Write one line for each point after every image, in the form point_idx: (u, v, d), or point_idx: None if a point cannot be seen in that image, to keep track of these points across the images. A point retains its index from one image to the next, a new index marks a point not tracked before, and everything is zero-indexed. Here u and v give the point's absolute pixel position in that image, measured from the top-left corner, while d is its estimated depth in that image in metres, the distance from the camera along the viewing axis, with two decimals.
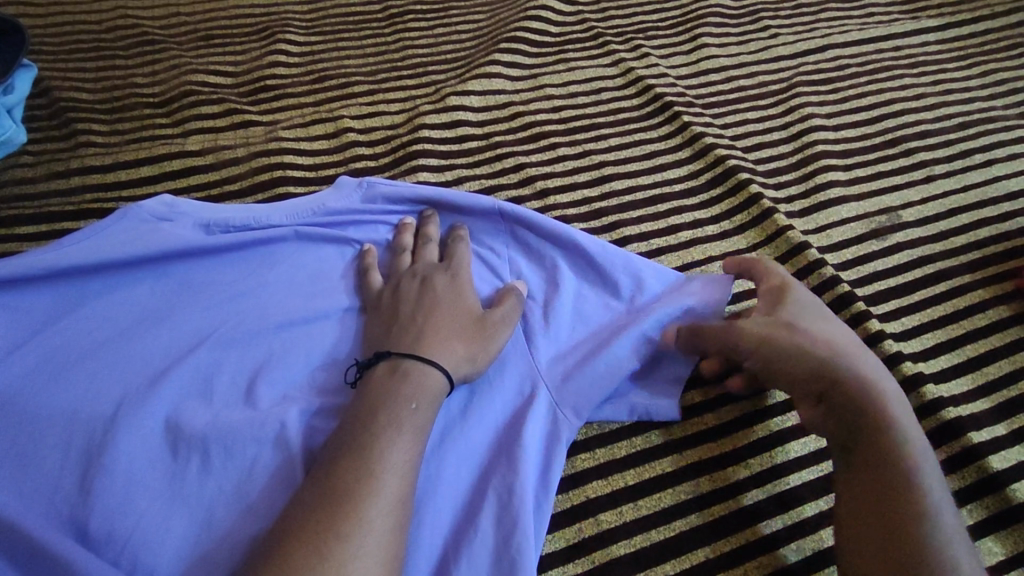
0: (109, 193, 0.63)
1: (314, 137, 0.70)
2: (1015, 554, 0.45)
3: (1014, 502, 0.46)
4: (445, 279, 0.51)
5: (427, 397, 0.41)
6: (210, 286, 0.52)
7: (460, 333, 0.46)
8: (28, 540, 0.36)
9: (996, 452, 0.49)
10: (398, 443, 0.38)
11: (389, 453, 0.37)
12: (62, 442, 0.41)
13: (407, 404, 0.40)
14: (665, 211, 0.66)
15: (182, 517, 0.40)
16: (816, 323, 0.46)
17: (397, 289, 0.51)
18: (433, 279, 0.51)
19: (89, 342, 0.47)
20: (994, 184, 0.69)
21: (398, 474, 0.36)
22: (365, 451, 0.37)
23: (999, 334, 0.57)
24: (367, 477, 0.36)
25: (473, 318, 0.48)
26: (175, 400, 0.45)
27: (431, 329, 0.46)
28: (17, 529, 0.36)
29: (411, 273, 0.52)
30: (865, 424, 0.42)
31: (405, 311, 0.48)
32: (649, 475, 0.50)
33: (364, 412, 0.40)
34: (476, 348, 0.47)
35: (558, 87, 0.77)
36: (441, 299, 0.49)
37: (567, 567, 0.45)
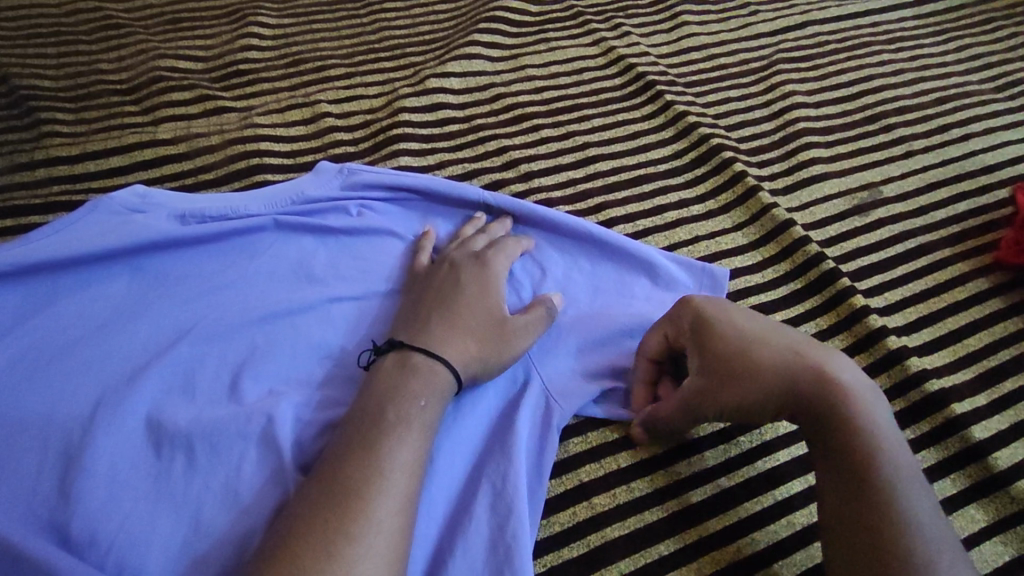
0: (78, 185, 0.61)
1: (290, 123, 0.68)
2: (998, 521, 0.46)
3: (995, 470, 0.48)
4: (476, 272, 0.50)
5: (434, 392, 0.41)
6: (186, 279, 0.51)
7: (475, 331, 0.46)
8: (7, 548, 0.35)
9: (977, 423, 0.50)
10: (408, 440, 0.37)
11: (395, 454, 0.36)
12: (38, 444, 0.40)
13: (413, 399, 0.40)
14: (651, 191, 0.65)
15: (170, 517, 0.39)
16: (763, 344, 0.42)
17: (435, 274, 0.50)
18: (464, 269, 0.50)
19: (62, 341, 0.46)
20: (971, 158, 0.70)
21: (407, 473, 0.36)
22: (372, 454, 0.36)
23: (978, 306, 0.58)
24: (376, 476, 0.35)
25: (493, 316, 0.47)
26: (155, 397, 0.44)
27: (448, 320, 0.45)
28: None
29: (447, 261, 0.51)
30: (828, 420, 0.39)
31: (429, 300, 0.47)
32: (641, 457, 0.50)
33: (369, 411, 0.39)
34: (489, 348, 0.46)
35: (539, 67, 0.76)
36: (465, 292, 0.48)
37: (562, 551, 0.45)
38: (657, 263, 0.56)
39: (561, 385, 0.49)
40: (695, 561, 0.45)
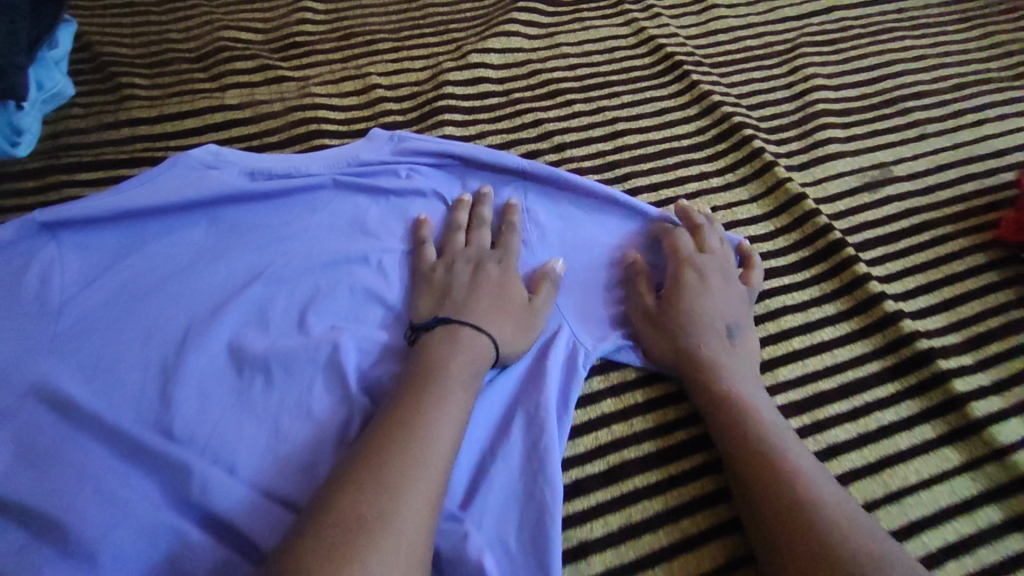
0: (158, 143, 0.67)
1: (344, 94, 0.74)
2: (968, 461, 0.51)
3: (972, 418, 0.53)
4: (494, 266, 0.55)
5: (473, 366, 0.46)
6: (255, 228, 0.58)
7: (505, 317, 0.51)
8: (126, 438, 0.44)
9: (961, 378, 0.55)
10: (448, 400, 0.43)
11: (443, 412, 0.42)
12: (141, 360, 0.48)
13: (456, 368, 0.45)
14: (675, 163, 0.70)
15: (255, 424, 0.46)
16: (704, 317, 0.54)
17: (452, 268, 0.54)
18: (483, 264, 0.55)
19: (154, 278, 0.53)
20: (982, 143, 0.73)
21: (449, 425, 0.42)
22: (425, 412, 0.41)
23: (974, 278, 0.62)
24: (420, 427, 0.40)
25: (515, 305, 0.53)
26: (235, 327, 0.51)
27: (483, 306, 0.51)
28: (118, 430, 0.44)
29: (463, 258, 0.55)
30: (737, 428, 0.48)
31: (457, 291, 0.52)
32: (656, 394, 0.55)
33: (419, 375, 0.44)
34: (519, 332, 0.52)
35: (573, 45, 0.81)
36: (491, 284, 0.53)
37: (582, 467, 0.51)
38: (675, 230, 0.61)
39: (584, 335, 0.56)
40: (699, 482, 0.51)
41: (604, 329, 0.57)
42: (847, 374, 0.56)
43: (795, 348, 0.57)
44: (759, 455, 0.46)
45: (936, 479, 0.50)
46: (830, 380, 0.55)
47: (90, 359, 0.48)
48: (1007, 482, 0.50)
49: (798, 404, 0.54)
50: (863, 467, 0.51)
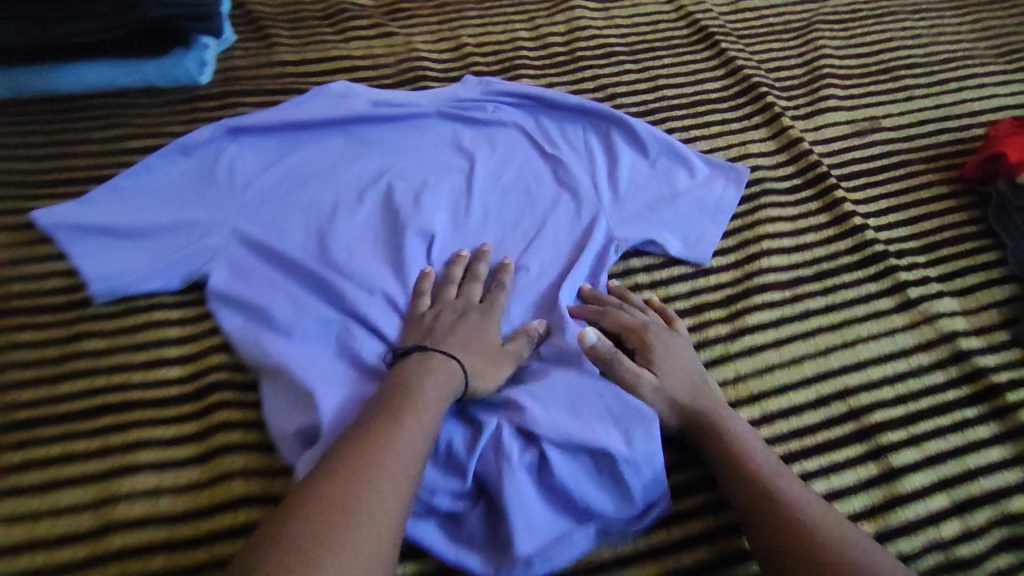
0: (302, 80, 0.84)
1: (440, 51, 0.90)
2: (908, 324, 0.66)
3: (910, 296, 0.68)
4: (477, 316, 0.60)
5: (443, 393, 0.51)
6: (379, 142, 0.77)
7: (477, 354, 0.56)
8: (301, 269, 0.64)
9: (906, 270, 0.70)
10: (471, 297, 0.62)
11: (400, 433, 0.47)
12: (306, 223, 0.68)
13: (425, 391, 0.50)
14: (703, 111, 0.84)
15: (386, 267, 0.65)
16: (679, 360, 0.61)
17: (439, 312, 0.60)
18: (468, 314, 0.60)
19: (309, 171, 0.73)
20: (959, 106, 0.86)
21: (477, 309, 0.61)
22: (384, 431, 0.46)
23: (936, 202, 0.77)
24: (455, 311, 0.60)
25: (488, 347, 0.58)
26: (369, 206, 0.70)
27: (460, 342, 0.57)
28: (295, 264, 0.64)
29: (450, 305, 0.61)
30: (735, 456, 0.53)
31: (439, 331, 0.58)
32: (677, 271, 0.70)
33: (393, 395, 0.50)
34: (488, 369, 0.56)
35: (624, 17, 0.96)
36: (471, 331, 0.58)
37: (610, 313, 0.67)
38: (693, 158, 0.76)
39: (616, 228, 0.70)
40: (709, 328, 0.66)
41: (634, 222, 0.70)
42: (819, 267, 0.70)
43: (781, 243, 0.72)
44: (762, 484, 0.51)
45: (879, 335, 0.65)
46: (808, 268, 0.70)
47: (270, 220, 0.68)
48: (934, 339, 0.65)
49: (781, 281, 0.69)
50: (827, 325, 0.66)
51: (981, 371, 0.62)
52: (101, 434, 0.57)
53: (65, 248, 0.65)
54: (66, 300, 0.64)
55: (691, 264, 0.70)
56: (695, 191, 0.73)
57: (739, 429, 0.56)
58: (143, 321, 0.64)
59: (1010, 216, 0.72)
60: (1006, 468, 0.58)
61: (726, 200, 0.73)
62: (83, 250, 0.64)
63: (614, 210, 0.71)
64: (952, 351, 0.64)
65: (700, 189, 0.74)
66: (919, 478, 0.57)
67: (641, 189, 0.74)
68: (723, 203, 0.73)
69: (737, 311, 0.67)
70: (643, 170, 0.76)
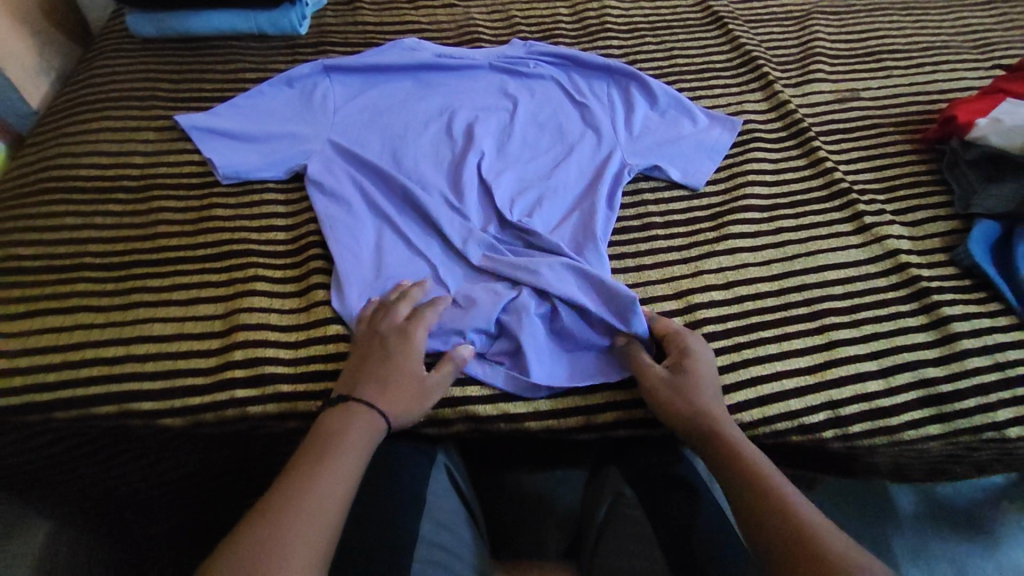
0: (378, 36, 1.02)
1: (493, 20, 1.07)
2: (862, 243, 0.81)
3: (866, 223, 0.83)
4: (404, 343, 0.62)
5: (364, 437, 0.56)
6: (439, 87, 0.94)
7: (399, 386, 0.60)
8: (377, 173, 0.81)
9: (866, 203, 0.85)
10: (399, 334, 0.63)
11: (325, 475, 0.53)
12: (381, 142, 0.85)
13: (347, 438, 0.56)
14: (709, 77, 1.01)
15: (443, 178, 0.82)
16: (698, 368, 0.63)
17: (370, 343, 0.63)
18: (395, 341, 0.62)
19: (383, 104, 0.90)
20: (932, 85, 1.02)
21: (401, 345, 0.62)
22: (305, 479, 0.52)
23: (900, 158, 0.92)
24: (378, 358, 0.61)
25: (409, 388, 0.60)
26: (431, 134, 0.87)
27: (382, 377, 0.60)
28: (372, 168, 0.81)
29: (379, 333, 0.63)
30: (732, 453, 0.56)
31: (367, 363, 0.61)
32: (677, 194, 0.85)
33: (319, 446, 0.55)
34: (409, 400, 0.60)
35: (649, 1, 1.13)
36: (394, 361, 0.61)
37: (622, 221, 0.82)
38: (695, 111, 0.92)
39: (628, 159, 0.86)
40: (698, 238, 0.81)
41: (644, 157, 0.87)
42: (795, 197, 0.86)
43: (764, 177, 0.87)
44: (759, 482, 0.53)
45: (837, 248, 0.81)
46: (784, 198, 0.85)
47: (353, 138, 0.85)
48: (881, 254, 0.80)
49: (762, 206, 0.84)
50: (794, 241, 0.81)
51: (918, 278, 0.78)
52: (227, 271, 0.72)
53: (199, 144, 0.83)
54: (199, 180, 0.81)
55: (688, 190, 0.86)
56: (696, 137, 0.90)
57: (736, 432, 0.59)
58: (256, 199, 0.80)
59: (960, 168, 0.86)
60: (928, 347, 0.73)
61: (720, 145, 0.90)
62: (212, 147, 0.82)
63: (629, 148, 0.88)
64: (895, 263, 0.79)
65: (700, 136, 0.90)
66: (856, 349, 0.72)
67: (652, 133, 0.90)
68: (719, 147, 0.89)
69: (722, 223, 0.82)
70: (654, 118, 0.92)
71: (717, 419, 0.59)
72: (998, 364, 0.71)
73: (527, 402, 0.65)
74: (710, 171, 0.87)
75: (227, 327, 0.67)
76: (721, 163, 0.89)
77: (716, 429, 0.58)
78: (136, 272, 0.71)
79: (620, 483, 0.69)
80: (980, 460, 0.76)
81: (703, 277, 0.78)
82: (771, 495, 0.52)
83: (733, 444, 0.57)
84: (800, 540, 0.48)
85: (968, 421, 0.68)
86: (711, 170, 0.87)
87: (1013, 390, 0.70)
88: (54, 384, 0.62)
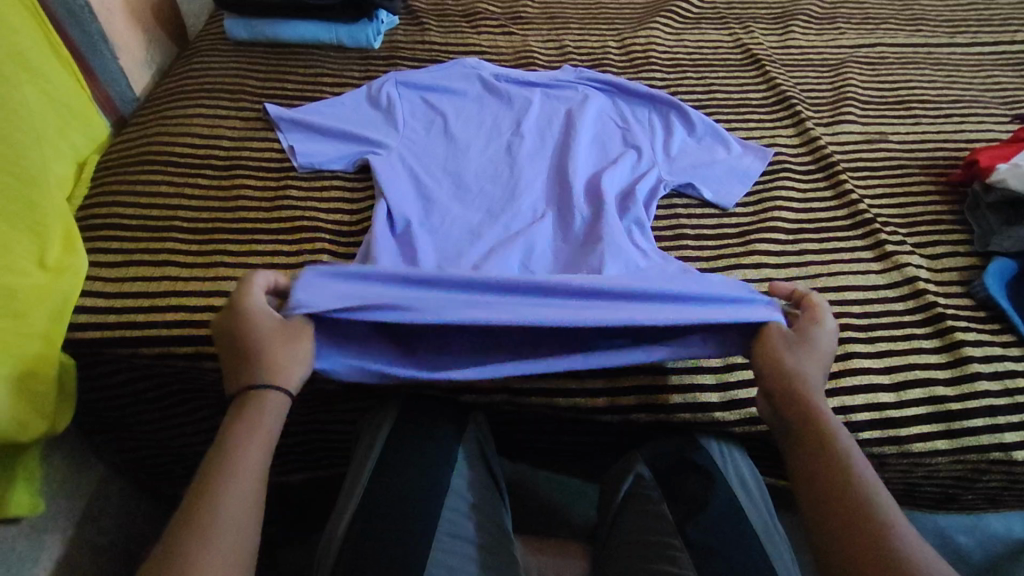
0: (443, 54, 1.12)
1: (547, 47, 1.17)
2: (881, 270, 0.86)
3: (886, 251, 0.88)
4: (248, 326, 0.59)
5: (269, 418, 0.56)
6: (495, 103, 1.02)
7: (262, 365, 0.58)
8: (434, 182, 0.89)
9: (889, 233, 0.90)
10: (239, 320, 0.59)
11: (236, 477, 0.52)
12: (441, 151, 0.94)
13: (245, 434, 0.55)
14: (745, 112, 1.08)
15: (493, 187, 0.90)
16: (816, 356, 0.61)
17: (228, 329, 0.59)
18: (241, 325, 0.59)
19: (443, 114, 0.99)
20: (958, 135, 1.07)
21: (249, 329, 0.59)
22: (214, 486, 0.51)
23: (923, 197, 0.97)
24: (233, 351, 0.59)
25: (275, 356, 0.58)
26: (486, 145, 0.96)
27: (246, 363, 0.58)
28: (429, 178, 0.90)
29: (227, 324, 0.59)
30: (824, 436, 0.56)
31: (231, 354, 0.59)
32: (708, 211, 0.92)
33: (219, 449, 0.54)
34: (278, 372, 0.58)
35: (692, 41, 1.22)
36: (249, 344, 0.58)
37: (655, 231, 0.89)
38: (730, 140, 1.00)
39: (665, 179, 0.93)
40: (725, 251, 0.87)
41: (680, 176, 0.93)
42: (820, 224, 0.91)
43: (791, 203, 0.94)
44: (845, 473, 0.54)
45: (857, 272, 0.86)
46: (809, 223, 0.91)
47: (415, 145, 0.94)
48: (900, 280, 0.85)
49: (788, 228, 0.90)
50: (817, 262, 0.86)
51: (933, 303, 0.82)
52: (297, 243, 0.81)
53: (281, 134, 0.93)
54: (276, 165, 0.90)
55: (719, 209, 0.93)
56: (730, 163, 0.96)
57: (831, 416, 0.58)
58: (327, 185, 0.89)
59: (981, 211, 0.91)
60: (941, 367, 0.76)
61: (750, 171, 0.96)
62: (292, 139, 0.92)
63: (667, 169, 0.95)
64: (912, 289, 0.84)
65: (734, 163, 0.97)
66: (870, 362, 0.76)
67: (689, 158, 0.97)
68: (750, 173, 0.96)
69: (750, 240, 0.88)
70: (691, 144, 0.99)
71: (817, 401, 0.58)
72: (1007, 390, 0.74)
73: (560, 380, 0.72)
74: (741, 194, 0.94)
75: None
76: (751, 188, 0.95)
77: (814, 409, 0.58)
78: (217, 238, 0.80)
79: (641, 465, 0.72)
80: (989, 486, 0.78)
81: None
82: (855, 489, 0.53)
83: (829, 429, 0.57)
84: (872, 538, 0.50)
85: (975, 439, 0.72)
86: (742, 192, 0.94)
87: (1020, 414, 0.73)
88: (142, 324, 0.71)
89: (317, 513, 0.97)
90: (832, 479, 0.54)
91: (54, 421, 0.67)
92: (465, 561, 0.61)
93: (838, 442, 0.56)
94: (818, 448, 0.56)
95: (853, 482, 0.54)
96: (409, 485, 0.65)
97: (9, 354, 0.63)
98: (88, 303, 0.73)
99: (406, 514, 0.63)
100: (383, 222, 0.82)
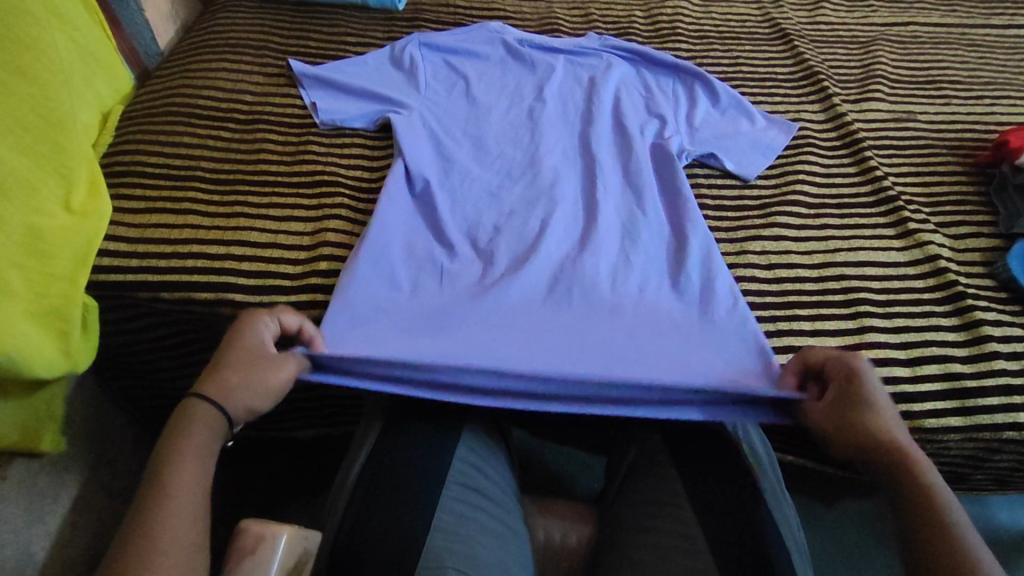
0: (467, 18, 1.11)
1: (572, 14, 1.16)
2: (902, 247, 0.85)
3: (908, 229, 0.86)
4: (249, 351, 0.57)
5: (204, 438, 0.53)
6: (517, 67, 1.01)
7: (228, 387, 0.55)
8: (452, 145, 0.89)
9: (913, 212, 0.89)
10: (245, 340, 0.58)
11: (170, 501, 0.49)
12: (461, 115, 0.94)
13: (184, 457, 0.51)
14: (771, 86, 1.06)
15: (513, 151, 0.90)
16: (880, 411, 0.56)
17: (230, 344, 0.58)
18: (247, 347, 0.57)
19: (465, 78, 0.98)
20: (988, 116, 1.05)
21: (248, 354, 0.57)
22: (145, 515, 0.48)
23: (949, 177, 0.95)
24: (212, 366, 0.56)
25: (244, 384, 0.56)
26: (506, 111, 0.95)
27: (216, 380, 0.55)
28: (448, 140, 0.89)
29: (235, 339, 0.58)
30: (918, 501, 0.52)
31: (211, 366, 0.57)
32: (730, 183, 0.91)
33: (152, 470, 0.51)
34: (236, 399, 0.55)
35: (719, 13, 1.19)
36: (236, 365, 0.56)
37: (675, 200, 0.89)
38: (755, 112, 0.98)
39: (686, 149, 0.92)
40: (745, 222, 0.87)
41: (700, 146, 0.93)
42: (842, 200, 0.90)
43: (814, 178, 0.92)
44: (945, 541, 0.49)
45: (878, 248, 0.85)
46: (830, 199, 0.90)
47: (435, 107, 0.94)
48: (921, 258, 0.84)
49: (809, 202, 0.89)
50: (837, 237, 0.86)
51: (954, 281, 0.81)
52: (317, 198, 0.81)
53: (303, 90, 0.93)
54: (299, 121, 0.91)
55: (740, 181, 0.92)
56: (755, 136, 0.95)
57: (926, 471, 0.53)
58: (347, 142, 0.89)
59: (1008, 193, 0.89)
60: (958, 346, 0.76)
61: (774, 144, 0.95)
62: (313, 96, 0.92)
63: (691, 140, 0.94)
64: (933, 266, 0.83)
65: (758, 135, 0.95)
66: (886, 337, 0.76)
67: (713, 128, 0.96)
68: (774, 146, 0.95)
69: (770, 213, 0.88)
70: (714, 115, 0.98)
71: (904, 458, 0.54)
72: None
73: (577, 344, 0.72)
74: (764, 167, 0.93)
75: (314, 244, 0.77)
76: (774, 162, 0.94)
77: (898, 465, 0.53)
78: (238, 189, 0.81)
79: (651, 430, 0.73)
80: (1000, 467, 0.78)
81: (746, 257, 0.83)
82: (955, 559, 0.48)
83: (920, 490, 0.52)
84: None
85: (988, 418, 0.71)
86: (765, 165, 0.93)
87: None
88: (164, 269, 0.73)
89: (324, 469, 0.99)
90: (931, 550, 0.49)
91: (72, 361, 0.66)
92: (475, 510, 0.61)
93: (933, 501, 0.51)
94: (919, 512, 0.51)
95: (954, 552, 0.48)
96: (421, 441, 0.65)
97: (36, 291, 0.65)
98: (111, 246, 0.75)
99: (416, 467, 0.63)
100: (398, 182, 0.82)
